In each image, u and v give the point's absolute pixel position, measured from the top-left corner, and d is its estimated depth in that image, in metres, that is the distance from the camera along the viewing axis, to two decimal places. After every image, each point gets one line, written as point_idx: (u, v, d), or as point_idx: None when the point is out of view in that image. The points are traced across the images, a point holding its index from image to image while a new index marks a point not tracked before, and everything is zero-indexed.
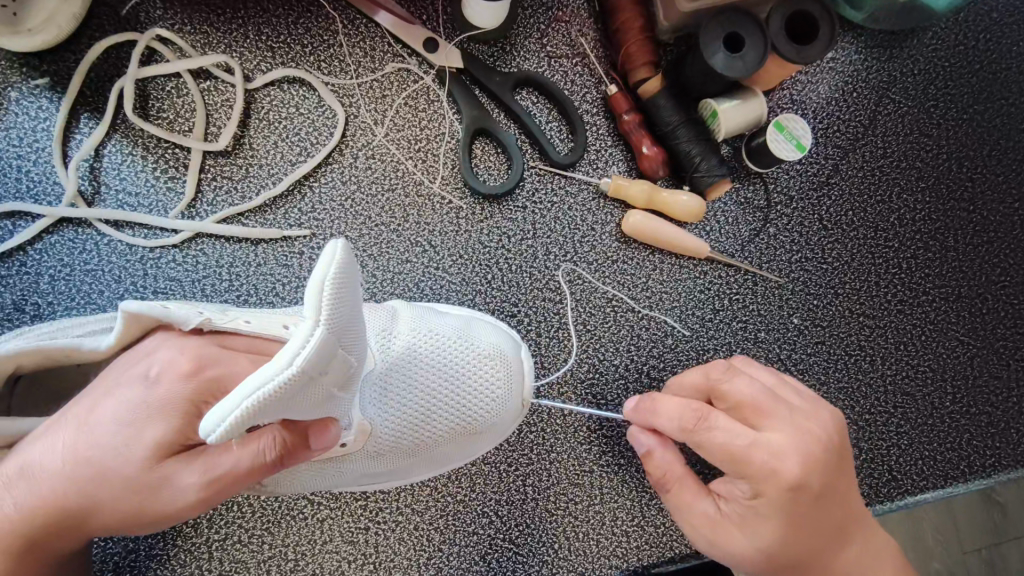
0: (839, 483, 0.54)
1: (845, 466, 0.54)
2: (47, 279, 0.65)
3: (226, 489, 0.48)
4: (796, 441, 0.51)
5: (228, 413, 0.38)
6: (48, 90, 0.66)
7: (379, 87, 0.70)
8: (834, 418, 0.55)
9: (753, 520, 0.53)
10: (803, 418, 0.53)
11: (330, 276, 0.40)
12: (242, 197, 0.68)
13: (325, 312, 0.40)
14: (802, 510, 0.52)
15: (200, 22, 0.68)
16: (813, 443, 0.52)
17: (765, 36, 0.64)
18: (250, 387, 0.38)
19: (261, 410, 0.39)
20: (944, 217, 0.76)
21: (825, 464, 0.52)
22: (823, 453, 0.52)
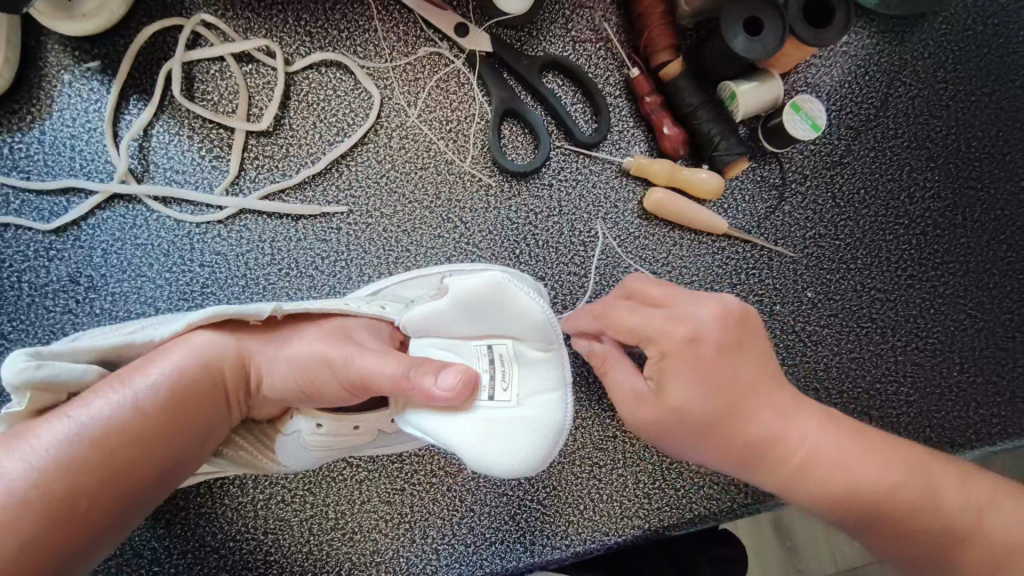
0: (745, 382, 0.56)
1: (742, 372, 0.56)
2: (100, 253, 0.69)
3: (313, 386, 0.56)
4: (668, 366, 0.56)
5: (472, 433, 0.49)
6: (99, 74, 0.69)
7: (412, 70, 0.73)
8: (722, 318, 0.56)
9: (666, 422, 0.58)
10: (677, 333, 0.56)
11: (500, 296, 0.53)
12: (283, 175, 0.71)
13: (498, 318, 0.53)
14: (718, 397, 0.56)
15: (242, 7, 0.71)
16: (694, 366, 0.55)
17: (784, 20, 0.66)
18: (479, 416, 0.50)
19: (477, 423, 0.50)
20: (952, 195, 0.79)
21: (711, 363, 0.56)
22: (700, 357, 0.56)
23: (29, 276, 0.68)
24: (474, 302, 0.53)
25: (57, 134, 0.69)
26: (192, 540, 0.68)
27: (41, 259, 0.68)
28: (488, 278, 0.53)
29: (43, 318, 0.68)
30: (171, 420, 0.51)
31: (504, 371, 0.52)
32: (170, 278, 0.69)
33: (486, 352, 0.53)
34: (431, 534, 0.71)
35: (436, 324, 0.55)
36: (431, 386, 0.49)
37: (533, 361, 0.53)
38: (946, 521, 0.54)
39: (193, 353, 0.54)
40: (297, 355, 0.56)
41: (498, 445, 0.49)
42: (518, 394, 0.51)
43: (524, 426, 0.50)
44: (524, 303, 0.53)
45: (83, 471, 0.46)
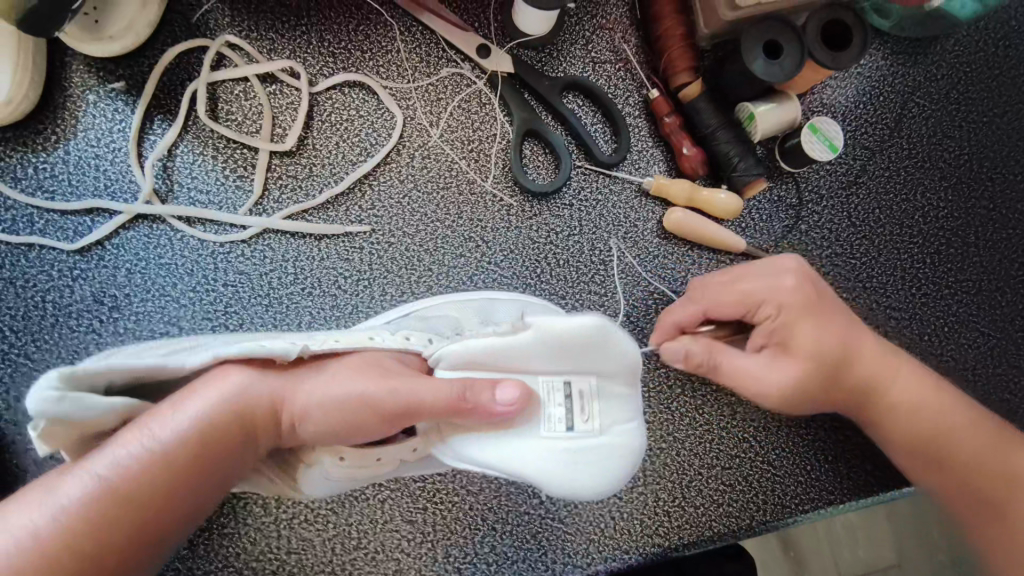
0: (848, 330, 0.63)
1: (841, 325, 0.63)
2: (124, 272, 0.69)
3: (344, 424, 0.55)
4: (788, 318, 0.60)
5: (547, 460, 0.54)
6: (124, 94, 0.70)
7: (434, 91, 0.74)
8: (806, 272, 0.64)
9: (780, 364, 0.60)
10: (781, 288, 0.61)
11: (585, 335, 0.55)
12: (306, 195, 0.72)
13: (575, 355, 0.56)
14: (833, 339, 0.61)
15: (267, 28, 0.72)
16: (811, 312, 0.61)
17: (803, 43, 0.67)
18: (549, 444, 0.55)
19: (546, 450, 0.55)
20: (965, 215, 0.80)
21: (821, 314, 0.61)
22: (810, 307, 0.61)
23: (53, 296, 0.68)
24: (564, 339, 0.56)
25: (82, 154, 0.69)
26: (214, 561, 0.68)
27: (64, 279, 0.68)
28: (581, 319, 0.55)
29: (67, 338, 0.68)
30: (193, 468, 0.50)
31: (583, 404, 0.56)
32: (193, 297, 0.69)
33: (561, 388, 0.57)
34: (453, 553, 0.71)
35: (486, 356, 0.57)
36: (492, 403, 0.54)
37: (612, 396, 0.57)
38: (1017, 470, 0.63)
39: (218, 397, 0.52)
40: (331, 395, 0.54)
41: (583, 472, 0.54)
42: (599, 424, 0.56)
43: (605, 454, 0.55)
44: (619, 348, 0.56)
45: (109, 523, 0.46)
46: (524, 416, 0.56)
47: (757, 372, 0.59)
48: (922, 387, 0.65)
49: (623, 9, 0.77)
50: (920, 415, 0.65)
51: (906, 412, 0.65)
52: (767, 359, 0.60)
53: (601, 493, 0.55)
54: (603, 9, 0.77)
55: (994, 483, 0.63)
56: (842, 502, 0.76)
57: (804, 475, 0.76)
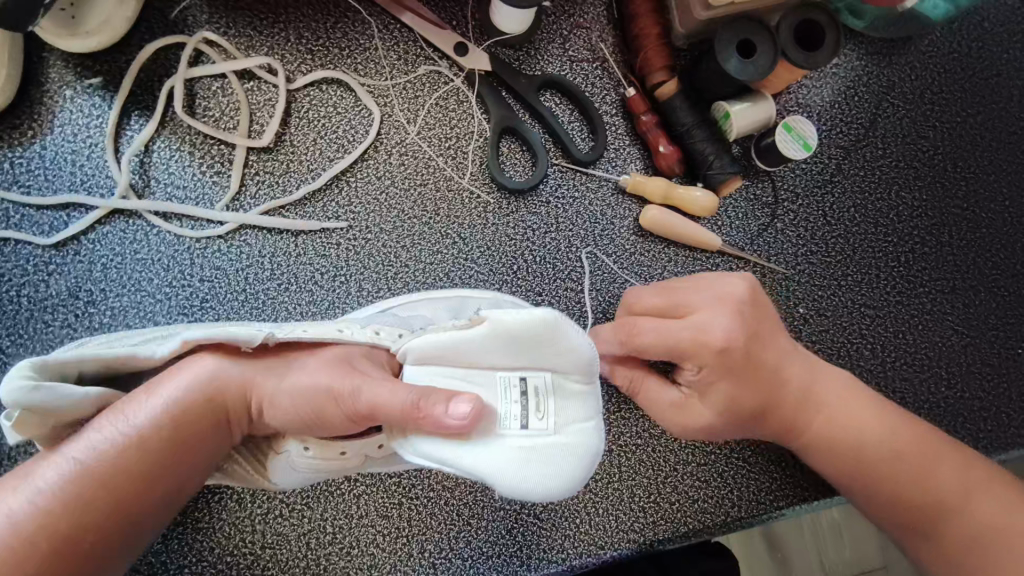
0: (764, 381, 0.63)
1: (762, 373, 0.63)
2: (100, 267, 0.69)
3: (312, 412, 0.54)
4: (706, 373, 0.62)
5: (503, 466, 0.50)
6: (101, 89, 0.70)
7: (412, 88, 0.75)
8: (736, 317, 0.62)
9: (706, 391, 0.63)
10: (705, 337, 0.61)
11: (540, 326, 0.53)
12: (283, 191, 0.72)
13: (529, 349, 0.54)
14: (746, 372, 0.62)
15: (245, 25, 0.72)
16: (722, 369, 0.61)
17: (776, 43, 0.68)
18: (508, 446, 0.51)
19: (505, 454, 0.50)
20: (939, 213, 0.81)
21: (737, 365, 0.61)
22: (729, 364, 0.61)
23: (28, 291, 0.68)
24: (515, 333, 0.53)
25: (58, 149, 0.69)
26: (188, 555, 0.68)
27: (40, 273, 0.68)
28: (533, 313, 0.53)
29: (42, 332, 0.68)
30: (165, 452, 0.51)
31: (539, 402, 0.52)
32: (169, 293, 0.69)
33: (517, 383, 0.53)
34: (429, 548, 0.71)
35: (444, 351, 0.55)
36: (444, 416, 0.49)
37: (571, 392, 0.54)
38: (937, 500, 0.62)
39: (192, 383, 0.53)
40: (299, 383, 0.54)
41: (539, 473, 0.51)
42: (557, 423, 0.52)
43: (569, 452, 0.52)
44: (572, 340, 0.53)
45: (87, 506, 0.47)
46: (481, 431, 0.51)
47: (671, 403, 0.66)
48: (847, 420, 0.64)
49: (600, 8, 0.78)
50: (837, 450, 0.64)
51: (825, 450, 0.65)
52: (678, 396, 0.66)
53: (559, 492, 0.52)
54: (580, 8, 0.78)
55: (910, 516, 0.63)
56: (816, 498, 0.76)
57: (779, 471, 0.76)
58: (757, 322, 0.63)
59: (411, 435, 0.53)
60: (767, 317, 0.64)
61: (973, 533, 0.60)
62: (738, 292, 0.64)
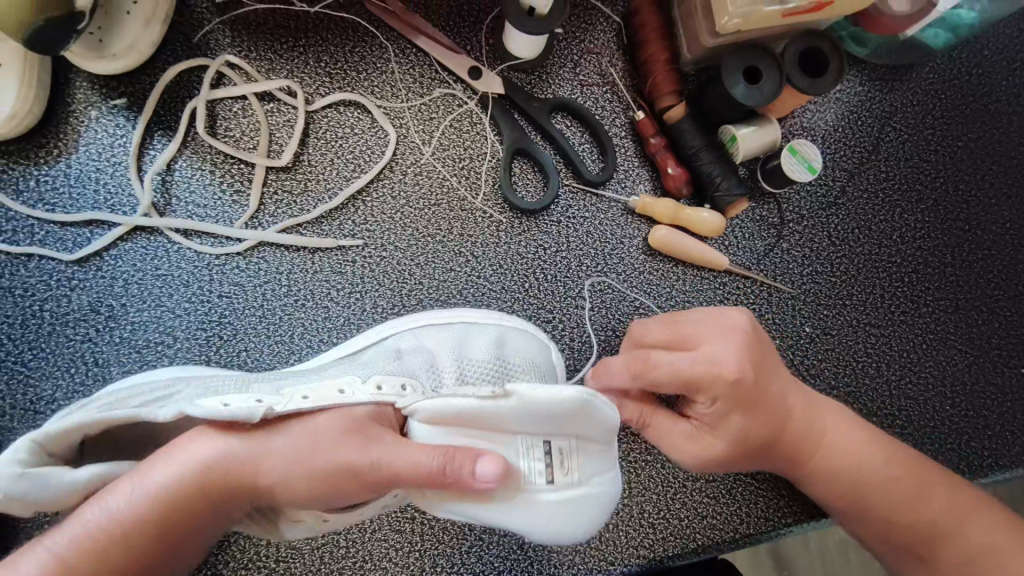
0: (772, 411, 0.63)
1: (772, 404, 0.63)
2: (121, 283, 0.70)
3: (315, 493, 0.53)
4: (720, 407, 0.60)
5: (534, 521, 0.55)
6: (126, 110, 0.72)
7: (427, 110, 0.77)
8: (745, 349, 0.61)
9: (720, 423, 0.62)
10: (719, 369, 0.59)
11: (566, 397, 0.52)
12: (301, 209, 0.74)
13: (555, 417, 0.54)
14: (754, 404, 0.61)
15: (265, 49, 0.75)
16: (735, 402, 0.60)
17: (782, 69, 0.70)
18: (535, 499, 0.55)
19: (535, 506, 0.55)
20: (941, 235, 0.83)
21: (749, 397, 0.61)
22: (743, 397, 0.60)
23: (50, 305, 0.69)
24: (544, 406, 0.53)
25: (83, 167, 0.71)
26: (203, 568, 0.69)
27: (62, 288, 0.70)
28: (564, 388, 0.52)
29: (63, 346, 0.69)
30: (159, 539, 0.51)
31: (562, 460, 0.56)
32: (189, 308, 0.71)
33: (540, 444, 0.56)
34: (440, 563, 0.72)
35: (459, 416, 0.55)
36: (473, 476, 0.51)
37: (590, 453, 0.56)
38: (929, 522, 0.64)
39: (188, 467, 0.52)
40: (306, 466, 0.53)
41: (567, 519, 0.55)
42: (580, 476, 0.56)
43: (587, 506, 0.56)
44: (603, 411, 0.53)
45: (105, 572, 0.49)
46: (508, 488, 0.55)
47: (676, 440, 0.64)
48: (850, 448, 0.65)
49: (610, 34, 0.80)
50: (837, 477, 0.65)
51: (824, 478, 0.66)
52: (688, 430, 0.64)
53: (581, 534, 0.57)
54: (591, 34, 0.80)
55: (906, 539, 0.64)
56: (824, 516, 0.77)
57: (787, 488, 0.77)
58: (762, 352, 0.63)
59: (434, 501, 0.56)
60: (767, 345, 0.64)
61: (963, 556, 0.62)
62: (740, 323, 0.64)
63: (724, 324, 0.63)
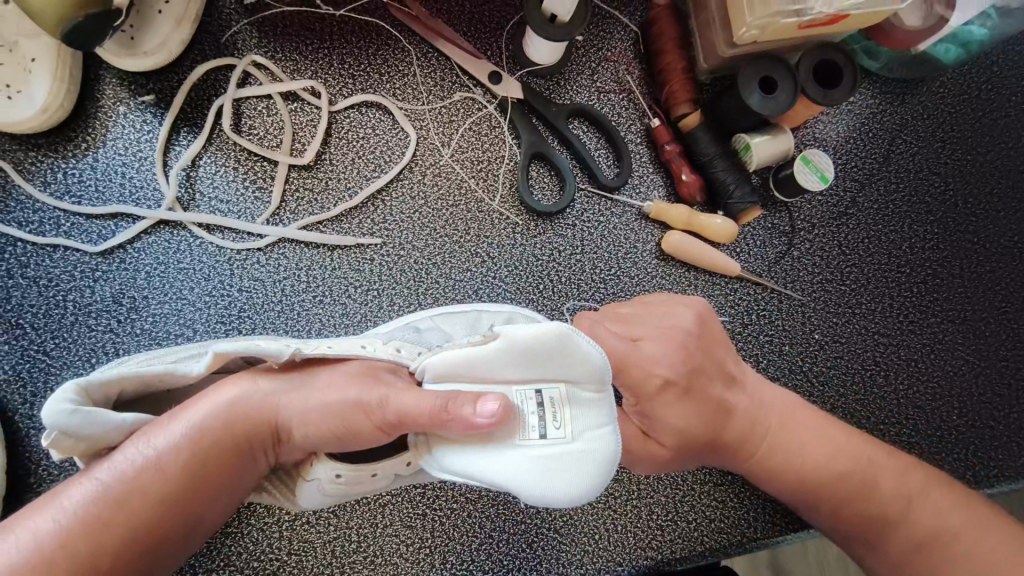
0: (705, 412, 0.63)
1: (704, 402, 0.63)
2: (144, 275, 0.72)
3: (337, 430, 0.53)
4: (654, 408, 0.62)
5: (529, 478, 0.49)
6: (154, 107, 0.74)
7: (447, 113, 0.78)
8: (671, 347, 0.63)
9: (659, 421, 0.62)
10: (658, 367, 0.61)
11: (553, 334, 0.50)
12: (321, 207, 0.75)
13: (547, 361, 0.51)
14: (692, 402, 0.63)
15: (291, 50, 0.76)
16: (664, 399, 0.61)
17: (796, 80, 0.72)
18: (529, 453, 0.50)
19: (529, 461, 0.50)
20: (950, 247, 0.84)
21: (677, 396, 0.62)
22: (678, 396, 0.62)
23: (74, 296, 0.71)
24: (529, 347, 0.51)
25: (110, 161, 0.72)
26: (216, 559, 0.69)
27: (86, 279, 0.71)
28: (545, 325, 0.50)
29: (85, 336, 0.70)
30: (190, 480, 0.50)
31: (555, 411, 0.51)
32: (209, 302, 0.72)
33: (532, 394, 0.51)
34: (451, 560, 0.72)
35: (462, 369, 0.53)
36: (472, 415, 0.48)
37: (586, 401, 0.51)
38: (880, 514, 0.63)
39: (216, 406, 0.53)
40: (326, 398, 0.53)
41: (560, 477, 0.49)
42: (574, 430, 0.51)
43: (587, 459, 0.50)
44: (586, 350, 0.50)
45: (139, 511, 0.48)
46: (502, 435, 0.51)
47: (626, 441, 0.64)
48: (797, 444, 0.65)
49: (628, 43, 0.82)
50: (785, 474, 0.65)
51: (771, 475, 0.66)
52: (634, 432, 0.64)
53: (585, 496, 0.51)
54: (609, 42, 0.81)
55: (858, 527, 0.64)
56: None
57: None
58: (700, 351, 0.64)
59: (435, 450, 0.54)
60: (711, 344, 0.66)
61: (912, 544, 0.62)
62: (682, 322, 0.65)
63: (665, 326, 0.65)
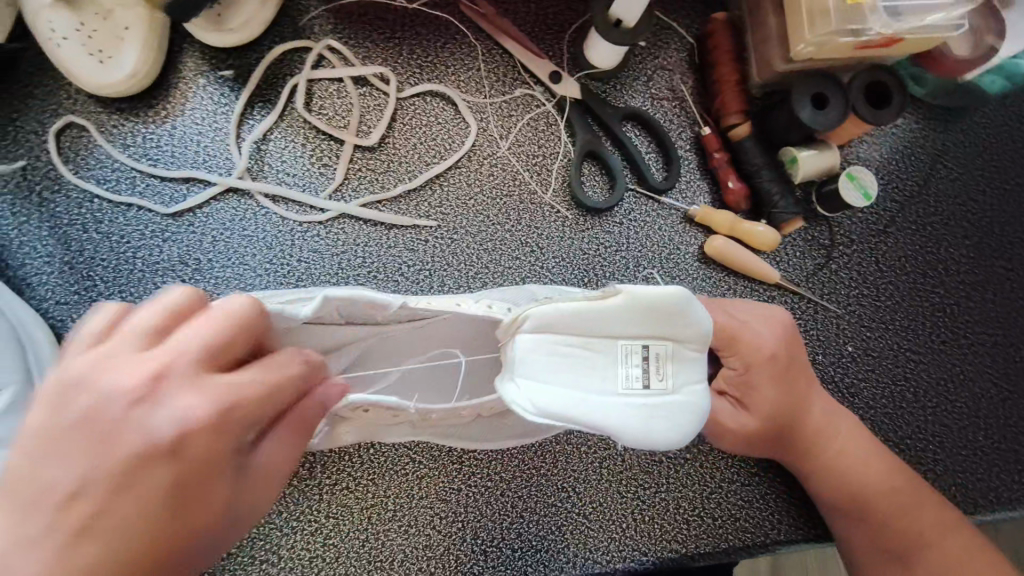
0: (796, 396, 0.71)
1: (796, 389, 0.72)
2: (210, 239, 0.75)
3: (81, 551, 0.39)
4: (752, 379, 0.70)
5: (633, 423, 0.53)
6: (231, 81, 0.77)
7: (507, 107, 0.81)
8: (782, 337, 0.72)
9: (751, 393, 0.70)
10: (764, 348, 0.70)
11: (673, 294, 0.55)
12: (382, 187, 0.78)
13: (659, 320, 0.56)
14: (782, 382, 0.71)
15: (364, 37, 0.80)
16: (768, 375, 0.70)
17: (847, 99, 0.75)
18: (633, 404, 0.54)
19: (632, 409, 0.54)
20: (984, 271, 0.86)
21: (781, 375, 0.71)
22: (777, 371, 0.71)
23: (143, 254, 0.74)
24: (648, 306, 0.55)
25: (186, 129, 0.76)
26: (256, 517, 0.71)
27: (155, 239, 0.74)
28: (668, 289, 0.56)
29: (150, 292, 0.74)
30: None
31: (660, 364, 0.56)
32: (269, 269, 0.75)
33: (639, 348, 0.56)
34: (482, 536, 0.74)
35: (569, 318, 0.55)
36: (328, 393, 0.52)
37: (686, 359, 0.57)
38: (915, 535, 0.70)
39: (88, 501, 0.40)
40: (72, 492, 0.40)
41: (661, 423, 0.54)
42: (674, 384, 0.56)
43: (684, 410, 0.55)
44: (700, 317, 0.56)
45: None
46: (606, 384, 0.54)
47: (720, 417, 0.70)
48: (860, 452, 0.72)
49: (683, 54, 0.85)
50: (845, 475, 0.71)
51: (833, 473, 0.72)
52: (728, 406, 0.71)
53: (676, 444, 0.55)
54: (665, 52, 0.85)
55: (888, 544, 0.71)
56: None
57: None
58: (795, 348, 0.73)
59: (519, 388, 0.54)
60: (802, 348, 0.74)
61: (939, 567, 0.69)
62: (784, 318, 0.74)
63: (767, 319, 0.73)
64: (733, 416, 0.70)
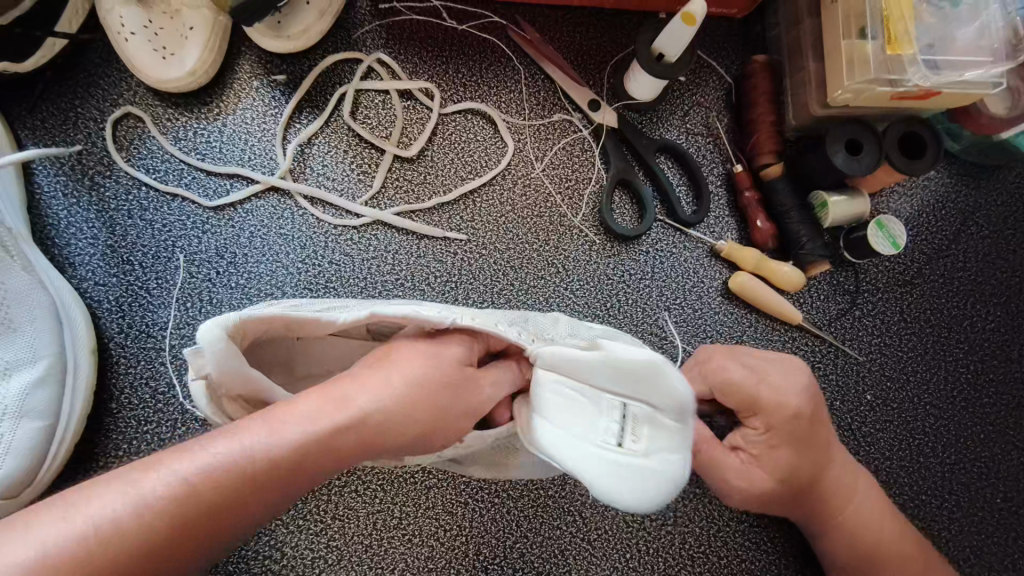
0: (816, 461, 0.68)
1: (815, 452, 0.68)
2: (247, 235, 0.77)
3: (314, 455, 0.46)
4: (770, 436, 0.66)
5: (591, 474, 0.50)
6: (283, 86, 0.81)
7: (545, 131, 0.84)
8: (806, 395, 0.67)
9: (769, 451, 0.67)
10: (785, 401, 0.66)
11: (652, 361, 0.51)
12: (417, 198, 0.80)
13: (634, 384, 0.53)
14: (800, 446, 0.67)
15: (413, 54, 0.83)
16: (786, 433, 0.66)
17: (882, 147, 0.75)
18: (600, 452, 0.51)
19: (595, 459, 0.51)
20: (1011, 331, 0.85)
21: (801, 437, 0.67)
22: (795, 433, 0.66)
23: (182, 243, 0.77)
24: (625, 368, 0.52)
25: (236, 128, 0.79)
26: None
27: (196, 230, 0.77)
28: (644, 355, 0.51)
29: (185, 281, 0.76)
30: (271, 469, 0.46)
31: (634, 426, 0.52)
32: (300, 268, 0.77)
33: (618, 406, 0.53)
34: (484, 552, 0.74)
35: (569, 367, 0.55)
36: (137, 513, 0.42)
37: (665, 425, 0.52)
38: None
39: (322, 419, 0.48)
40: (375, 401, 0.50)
41: (624, 482, 0.50)
42: (646, 445, 0.52)
43: (651, 474, 0.50)
44: (676, 383, 0.51)
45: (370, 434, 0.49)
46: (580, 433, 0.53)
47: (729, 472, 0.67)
48: (869, 518, 0.71)
49: (721, 92, 0.87)
50: (858, 537, 0.71)
51: (844, 534, 0.71)
52: (738, 463, 0.67)
53: (637, 508, 0.50)
54: (703, 89, 0.87)
55: None
56: None
57: None
58: (815, 412, 0.68)
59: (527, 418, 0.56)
60: (823, 409, 0.69)
61: None
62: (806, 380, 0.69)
63: (787, 378, 0.68)
64: (754, 471, 0.67)
